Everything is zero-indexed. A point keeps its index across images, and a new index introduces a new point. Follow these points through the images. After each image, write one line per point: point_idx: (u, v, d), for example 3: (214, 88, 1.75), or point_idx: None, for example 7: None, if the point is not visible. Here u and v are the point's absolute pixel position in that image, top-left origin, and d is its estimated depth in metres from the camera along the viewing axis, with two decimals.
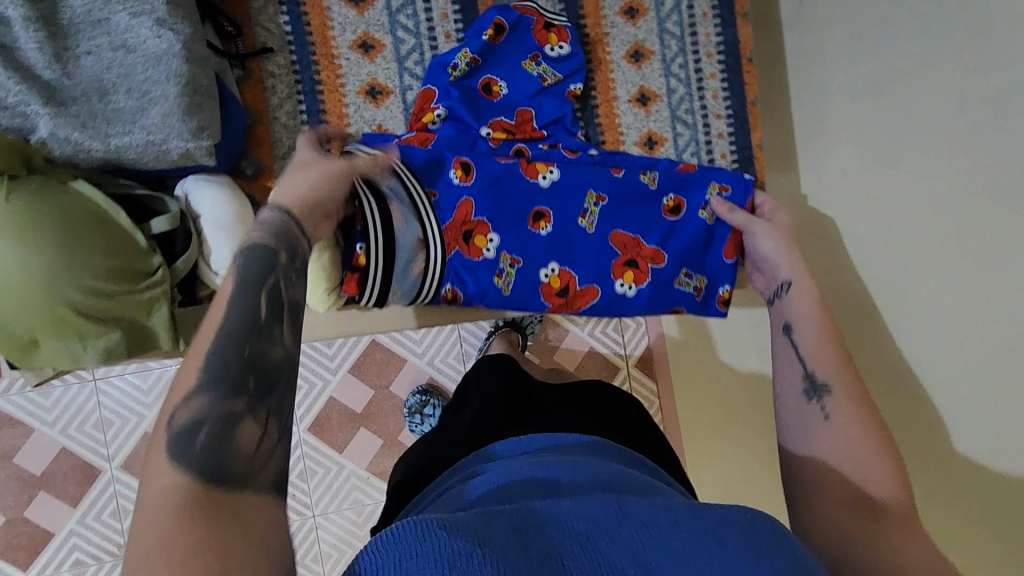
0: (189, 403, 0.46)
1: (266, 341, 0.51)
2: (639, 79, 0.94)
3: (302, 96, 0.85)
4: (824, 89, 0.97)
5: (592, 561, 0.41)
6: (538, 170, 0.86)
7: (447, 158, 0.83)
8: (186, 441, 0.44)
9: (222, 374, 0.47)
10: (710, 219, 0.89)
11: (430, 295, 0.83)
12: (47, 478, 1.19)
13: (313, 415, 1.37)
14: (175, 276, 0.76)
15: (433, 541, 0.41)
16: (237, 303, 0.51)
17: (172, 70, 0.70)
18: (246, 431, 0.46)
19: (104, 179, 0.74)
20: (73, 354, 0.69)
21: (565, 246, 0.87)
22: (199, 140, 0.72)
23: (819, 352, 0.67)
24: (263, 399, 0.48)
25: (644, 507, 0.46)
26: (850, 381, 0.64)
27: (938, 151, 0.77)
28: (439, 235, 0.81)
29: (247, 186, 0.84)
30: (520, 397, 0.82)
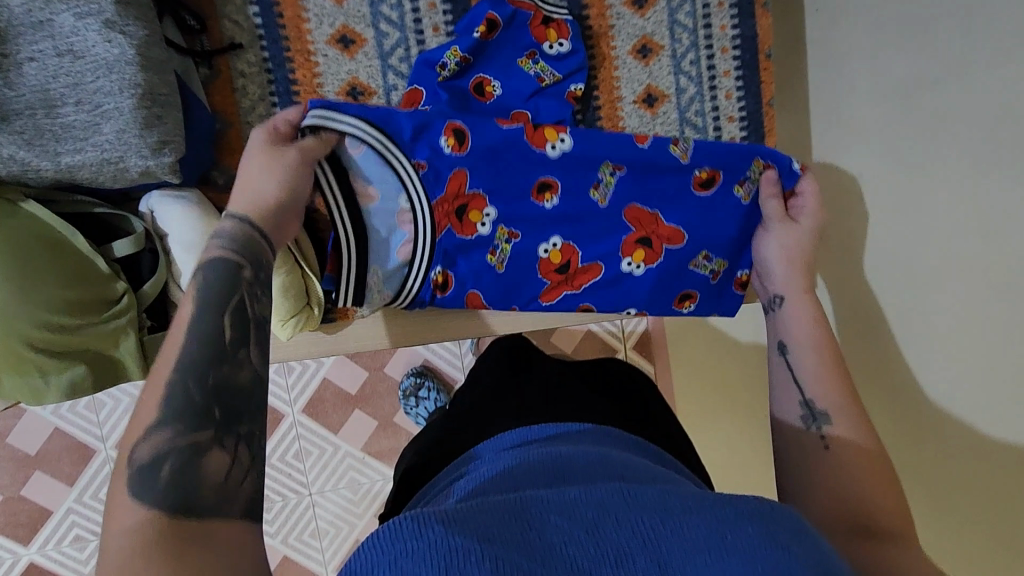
0: (150, 438, 0.44)
1: (230, 366, 0.49)
2: (646, 77, 0.88)
3: (276, 97, 0.79)
4: (843, 81, 0.89)
5: (600, 551, 0.41)
6: (546, 137, 0.79)
7: (438, 122, 0.75)
8: (150, 472, 0.43)
9: (186, 405, 0.46)
10: (746, 196, 0.85)
11: (419, 280, 0.79)
12: (42, 459, 1.21)
13: (308, 395, 1.34)
14: (142, 302, 0.70)
15: (430, 537, 0.41)
16: (200, 326, 0.50)
17: (126, 79, 0.63)
18: (213, 461, 0.45)
19: (62, 197, 0.67)
20: (35, 390, 0.66)
21: (573, 223, 0.83)
22: (160, 157, 0.65)
23: (819, 378, 0.70)
24: (230, 428, 0.47)
25: (656, 494, 0.46)
26: (852, 411, 0.67)
27: (972, 163, 0.71)
28: (429, 212, 0.76)
29: (217, 199, 0.78)
30: (527, 376, 0.80)
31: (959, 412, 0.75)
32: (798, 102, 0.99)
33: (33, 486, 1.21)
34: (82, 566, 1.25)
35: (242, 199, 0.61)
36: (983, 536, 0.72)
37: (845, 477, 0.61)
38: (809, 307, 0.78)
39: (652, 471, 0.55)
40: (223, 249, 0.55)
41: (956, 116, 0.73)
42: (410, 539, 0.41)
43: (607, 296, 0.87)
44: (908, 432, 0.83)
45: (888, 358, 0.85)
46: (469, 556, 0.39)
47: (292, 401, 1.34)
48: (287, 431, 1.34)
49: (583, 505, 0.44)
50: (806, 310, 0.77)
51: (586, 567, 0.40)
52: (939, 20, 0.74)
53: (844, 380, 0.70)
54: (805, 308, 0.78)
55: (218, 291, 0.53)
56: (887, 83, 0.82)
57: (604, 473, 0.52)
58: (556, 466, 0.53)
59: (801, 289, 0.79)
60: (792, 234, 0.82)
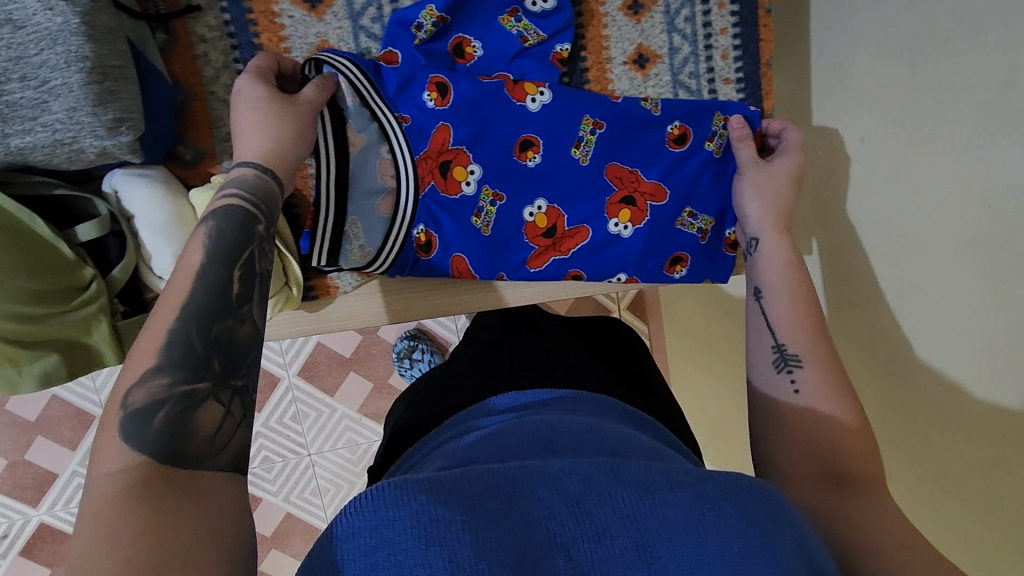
0: (145, 384, 0.42)
1: (233, 321, 0.46)
2: (638, 36, 0.83)
3: (240, 64, 0.74)
4: (846, 32, 0.83)
5: (581, 527, 0.38)
6: (526, 91, 0.77)
7: (421, 76, 0.73)
8: (145, 419, 0.40)
9: (184, 354, 0.43)
10: (717, 151, 0.81)
11: (401, 239, 0.76)
12: (42, 424, 1.21)
13: (303, 359, 1.33)
14: (113, 286, 0.69)
15: (413, 507, 0.39)
16: (208, 274, 0.47)
17: (72, 52, 0.58)
18: (208, 413, 0.43)
19: (15, 178, 0.63)
20: (8, 381, 0.64)
21: (557, 181, 0.79)
22: (118, 136, 0.61)
23: (792, 325, 0.67)
24: (229, 379, 0.45)
25: (641, 469, 0.42)
26: (822, 356, 0.64)
27: (979, 126, 0.68)
28: (412, 167, 0.74)
29: (183, 174, 0.74)
30: (514, 339, 0.77)
31: (946, 388, 0.74)
32: (798, 57, 0.93)
33: (36, 450, 1.22)
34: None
35: (254, 148, 0.58)
36: (963, 507, 0.73)
37: (816, 434, 0.59)
38: (782, 248, 0.73)
39: (642, 445, 0.51)
40: (243, 200, 0.53)
41: (968, 79, 0.69)
42: (391, 508, 0.39)
43: (596, 260, 0.83)
44: (893, 402, 0.82)
45: (878, 329, 0.84)
46: (450, 529, 0.37)
47: (287, 364, 1.32)
48: (283, 395, 1.33)
49: (568, 478, 0.41)
50: (783, 251, 0.73)
51: (566, 542, 0.38)
52: None
53: (816, 325, 0.67)
54: (777, 249, 0.74)
55: (230, 242, 0.50)
56: (893, 41, 0.77)
57: (592, 447, 0.48)
58: (544, 435, 0.50)
59: (776, 229, 0.75)
60: (768, 182, 0.77)
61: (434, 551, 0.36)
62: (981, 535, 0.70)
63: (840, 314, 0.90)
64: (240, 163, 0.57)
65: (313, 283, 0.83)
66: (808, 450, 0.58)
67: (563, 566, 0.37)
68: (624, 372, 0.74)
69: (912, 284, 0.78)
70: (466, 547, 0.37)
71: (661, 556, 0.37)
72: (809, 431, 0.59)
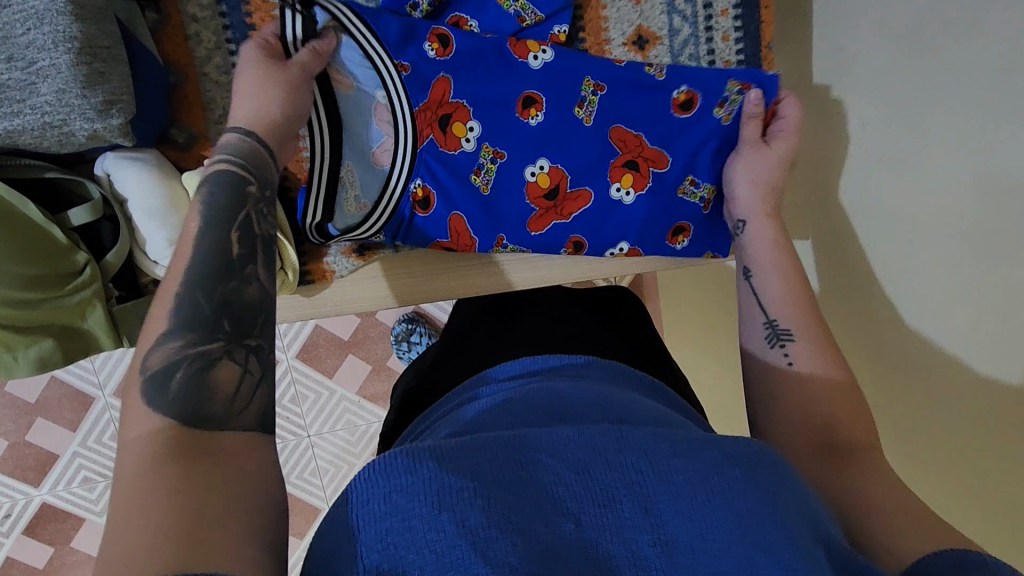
0: (160, 347, 0.42)
1: (238, 282, 0.47)
2: (637, 17, 0.81)
3: (233, 45, 0.72)
4: (849, 16, 0.81)
5: (588, 491, 0.39)
6: (528, 48, 0.75)
7: (421, 26, 0.72)
8: (161, 383, 0.41)
9: (194, 318, 0.44)
10: (726, 118, 0.79)
11: (397, 190, 0.74)
12: (42, 406, 1.21)
13: (301, 342, 1.33)
14: (108, 271, 0.68)
15: (424, 474, 0.38)
16: (206, 237, 0.48)
17: (59, 32, 0.57)
18: (224, 372, 0.43)
19: (10, 162, 0.63)
20: (4, 365, 0.64)
21: (561, 142, 0.78)
22: (108, 119, 0.61)
23: (784, 301, 0.67)
24: (241, 340, 0.45)
25: (650, 436, 0.42)
26: (821, 345, 0.63)
27: (981, 115, 0.67)
28: (410, 117, 0.72)
29: (176, 158, 0.73)
30: (510, 312, 0.78)
31: (942, 368, 0.74)
32: (799, 39, 0.92)
33: (37, 432, 1.22)
34: (94, 505, 1.30)
35: (244, 109, 0.58)
36: (957, 488, 0.74)
37: (804, 403, 0.60)
38: (766, 230, 0.74)
39: (650, 409, 0.52)
40: (231, 164, 0.53)
41: (968, 59, 0.68)
42: (401, 475, 0.39)
43: (599, 228, 0.81)
44: (887, 382, 0.82)
45: (874, 312, 0.84)
46: (461, 494, 0.37)
47: (286, 347, 1.32)
48: (283, 376, 1.34)
49: (574, 444, 0.41)
50: (769, 233, 0.73)
51: (574, 508, 0.38)
52: None
53: (810, 305, 0.66)
54: (764, 231, 0.74)
55: (222, 204, 0.50)
56: (894, 23, 0.75)
57: (600, 413, 0.49)
58: (552, 402, 0.50)
59: (761, 212, 0.75)
60: (762, 159, 0.76)
61: (446, 516, 0.36)
62: (978, 518, 0.71)
63: (838, 299, 0.90)
64: (231, 127, 0.58)
65: (310, 267, 0.82)
66: (801, 427, 0.58)
67: (571, 530, 0.38)
68: (631, 339, 0.74)
69: (910, 272, 0.77)
70: (476, 513, 0.37)
71: (666, 519, 0.38)
72: (802, 401, 0.60)
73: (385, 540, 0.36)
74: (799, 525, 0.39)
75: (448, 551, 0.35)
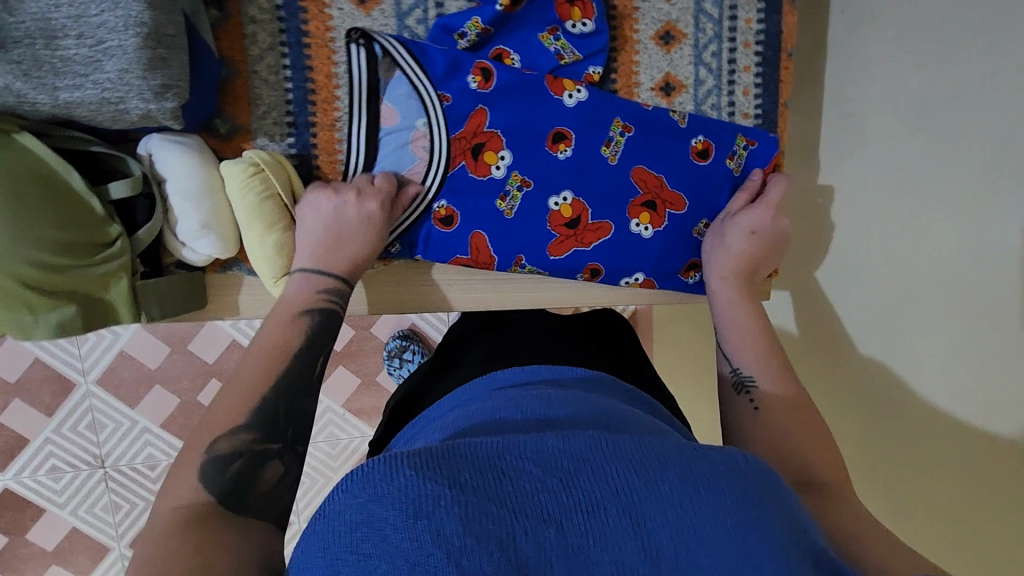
0: (232, 436, 0.54)
1: (305, 396, 0.60)
2: (666, 65, 0.85)
3: (286, 49, 0.75)
4: (859, 89, 0.87)
5: (573, 499, 0.40)
6: (564, 87, 0.79)
7: (467, 60, 0.76)
8: (223, 465, 0.52)
9: (269, 419, 0.56)
10: (736, 169, 0.85)
11: (421, 210, 0.78)
12: (22, 386, 1.20)
13: None
14: (137, 247, 0.70)
15: (401, 482, 0.40)
16: (298, 357, 0.62)
17: (132, 16, 0.61)
18: (270, 470, 0.54)
19: (54, 132, 0.65)
20: (23, 328, 0.64)
21: (584, 175, 0.81)
22: (163, 102, 0.64)
23: (743, 351, 0.72)
24: (292, 447, 0.57)
25: (637, 445, 0.44)
26: (775, 375, 0.69)
27: (969, 191, 0.71)
28: (446, 144, 0.76)
29: (217, 146, 0.76)
30: (495, 328, 0.80)
31: (935, 424, 0.77)
32: (809, 104, 0.97)
33: (11, 412, 1.20)
34: (57, 497, 1.26)
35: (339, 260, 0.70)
36: (945, 547, 0.75)
37: (775, 430, 0.64)
38: (726, 288, 0.80)
39: (642, 421, 0.53)
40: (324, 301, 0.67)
41: (969, 134, 0.72)
42: (379, 484, 0.41)
43: (619, 255, 0.85)
44: (879, 434, 0.85)
45: (870, 368, 0.87)
46: (439, 501, 0.39)
47: None
48: None
49: (561, 454, 0.42)
50: (727, 291, 0.79)
51: (556, 515, 0.39)
52: (964, 31, 0.72)
53: (774, 358, 0.71)
54: (725, 288, 0.80)
55: (317, 326, 0.65)
56: (900, 98, 0.81)
57: (595, 422, 0.50)
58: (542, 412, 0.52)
59: (726, 273, 0.81)
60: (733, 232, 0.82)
61: (422, 525, 0.38)
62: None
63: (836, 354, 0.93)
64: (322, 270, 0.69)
65: None
66: (794, 461, 0.60)
67: (554, 538, 0.39)
68: (626, 361, 0.77)
69: (904, 331, 0.81)
70: (454, 522, 0.38)
71: (653, 528, 0.39)
72: (765, 432, 0.64)
73: (359, 552, 0.39)
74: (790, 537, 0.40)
75: (421, 560, 0.37)
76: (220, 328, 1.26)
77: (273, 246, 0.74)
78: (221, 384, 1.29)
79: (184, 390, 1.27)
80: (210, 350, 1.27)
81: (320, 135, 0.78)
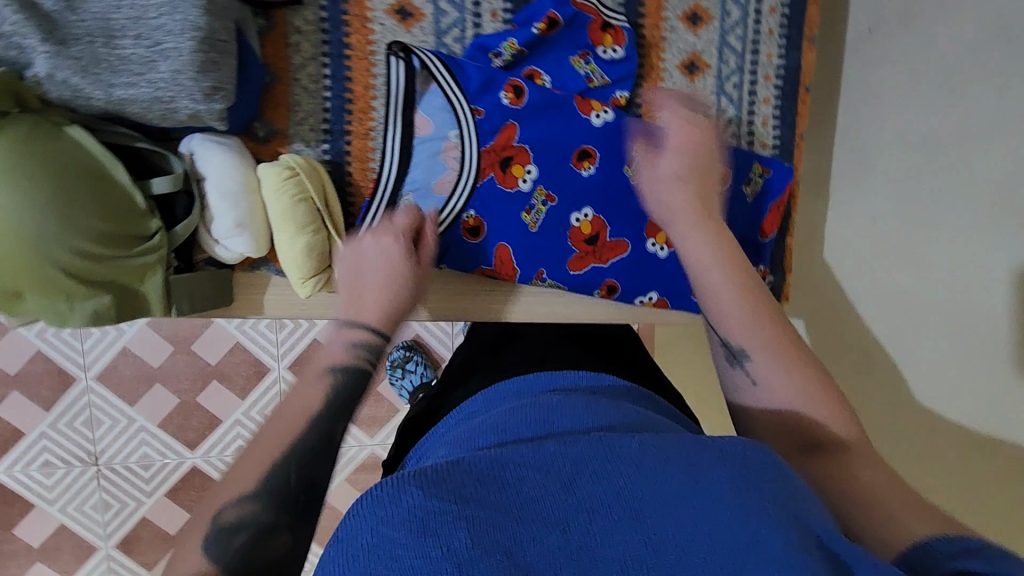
0: (239, 505, 0.49)
1: (323, 462, 0.52)
2: (689, 93, 0.88)
3: (327, 58, 0.78)
4: (872, 126, 0.91)
5: (575, 501, 0.41)
6: (592, 107, 0.82)
7: (500, 78, 0.79)
8: (228, 536, 0.47)
9: (279, 486, 0.50)
10: (751, 195, 0.88)
11: (451, 218, 0.80)
12: (22, 379, 1.19)
13: (297, 354, 1.30)
14: (174, 241, 0.72)
15: (407, 502, 0.42)
16: (317, 419, 0.54)
17: (188, 21, 0.63)
18: (278, 542, 0.48)
19: (103, 127, 0.68)
20: (59, 313, 0.66)
21: (606, 193, 0.84)
22: (211, 103, 0.66)
23: (742, 329, 0.61)
24: (303, 518, 0.50)
25: (635, 443, 0.45)
26: (765, 339, 0.60)
27: (977, 227, 0.75)
28: (477, 156, 0.79)
29: (254, 148, 0.78)
30: (510, 340, 0.81)
31: (946, 453, 0.79)
32: (821, 139, 1.01)
33: (8, 405, 1.20)
34: (47, 493, 1.26)
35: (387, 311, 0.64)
36: None
37: (773, 402, 0.59)
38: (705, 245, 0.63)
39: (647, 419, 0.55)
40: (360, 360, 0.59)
41: (975, 173, 0.75)
42: (388, 505, 0.42)
43: (634, 273, 0.87)
44: (889, 459, 0.87)
45: (880, 397, 0.89)
46: (446, 517, 0.40)
47: (279, 355, 1.30)
48: (270, 385, 1.30)
49: (561, 459, 0.44)
50: (704, 253, 0.63)
51: (561, 520, 0.41)
52: (972, 76, 0.75)
53: (761, 317, 0.61)
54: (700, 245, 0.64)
55: (344, 389, 0.57)
56: (910, 136, 0.84)
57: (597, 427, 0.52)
58: (550, 418, 0.53)
59: (693, 223, 0.65)
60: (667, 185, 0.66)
61: (431, 541, 0.39)
62: None
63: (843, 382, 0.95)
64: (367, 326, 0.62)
65: None
66: None
67: (559, 539, 0.40)
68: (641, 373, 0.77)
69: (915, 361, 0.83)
70: (462, 535, 0.40)
71: (655, 523, 0.40)
72: (764, 401, 0.60)
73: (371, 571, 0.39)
74: (798, 519, 0.41)
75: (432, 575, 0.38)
76: (224, 329, 1.26)
77: (302, 247, 0.76)
78: (220, 386, 1.29)
79: (184, 390, 1.27)
80: (213, 351, 1.27)
81: (354, 144, 0.81)
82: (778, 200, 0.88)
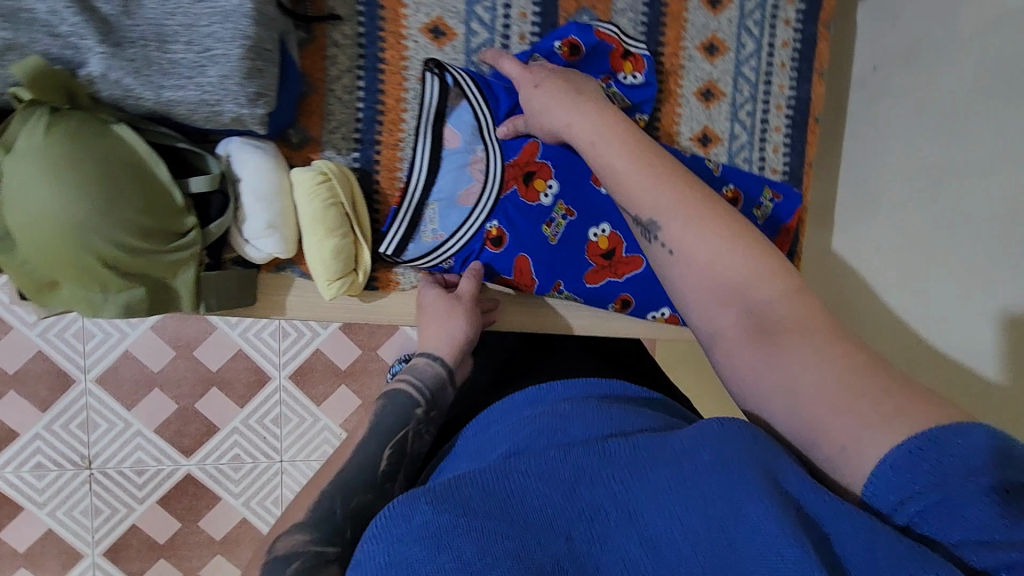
0: (290, 536, 0.51)
1: (376, 495, 0.55)
2: (704, 119, 0.92)
3: (362, 71, 0.82)
4: (878, 158, 0.95)
5: (576, 507, 0.43)
6: None
7: None
8: (283, 564, 0.50)
9: (326, 520, 0.52)
10: (761, 216, 0.91)
11: (475, 228, 0.84)
12: (21, 377, 1.19)
13: (299, 362, 1.31)
14: (207, 239, 0.74)
15: (417, 518, 0.42)
16: (364, 452, 0.59)
17: (238, 29, 0.67)
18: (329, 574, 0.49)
19: (147, 126, 0.70)
20: (94, 302, 0.68)
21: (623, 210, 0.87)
22: (255, 107, 0.69)
23: (643, 195, 0.59)
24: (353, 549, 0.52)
25: (628, 446, 0.46)
26: (670, 203, 0.57)
27: (987, 255, 0.78)
28: (501, 171, 0.82)
29: (286, 153, 0.81)
30: (533, 358, 0.84)
31: None
32: (825, 170, 1.05)
33: (4, 404, 1.19)
34: (37, 496, 1.23)
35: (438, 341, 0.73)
36: None
37: (696, 266, 0.56)
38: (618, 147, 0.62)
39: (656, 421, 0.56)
40: (410, 385, 0.66)
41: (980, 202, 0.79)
42: (400, 525, 0.43)
43: (648, 288, 0.90)
44: None
45: None
46: (457, 529, 0.41)
47: (281, 364, 1.30)
48: (271, 395, 1.31)
49: (561, 464, 0.45)
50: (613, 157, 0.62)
51: (564, 526, 0.42)
52: (975, 111, 0.80)
53: (665, 183, 0.59)
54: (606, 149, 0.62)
55: (392, 416, 0.62)
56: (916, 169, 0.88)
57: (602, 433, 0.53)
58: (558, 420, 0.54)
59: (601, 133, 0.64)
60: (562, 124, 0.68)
61: (445, 556, 0.40)
62: None
63: None
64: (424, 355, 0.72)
65: (378, 274, 0.88)
66: None
67: (564, 546, 0.42)
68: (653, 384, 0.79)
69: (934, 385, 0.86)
70: (471, 544, 0.40)
71: (651, 520, 0.42)
72: (686, 266, 0.56)
73: None
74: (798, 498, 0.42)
75: None
76: (227, 335, 1.26)
77: (331, 249, 0.78)
78: (220, 393, 1.28)
79: (184, 395, 1.27)
80: (214, 357, 1.27)
81: (383, 153, 0.84)
82: (791, 222, 0.91)
